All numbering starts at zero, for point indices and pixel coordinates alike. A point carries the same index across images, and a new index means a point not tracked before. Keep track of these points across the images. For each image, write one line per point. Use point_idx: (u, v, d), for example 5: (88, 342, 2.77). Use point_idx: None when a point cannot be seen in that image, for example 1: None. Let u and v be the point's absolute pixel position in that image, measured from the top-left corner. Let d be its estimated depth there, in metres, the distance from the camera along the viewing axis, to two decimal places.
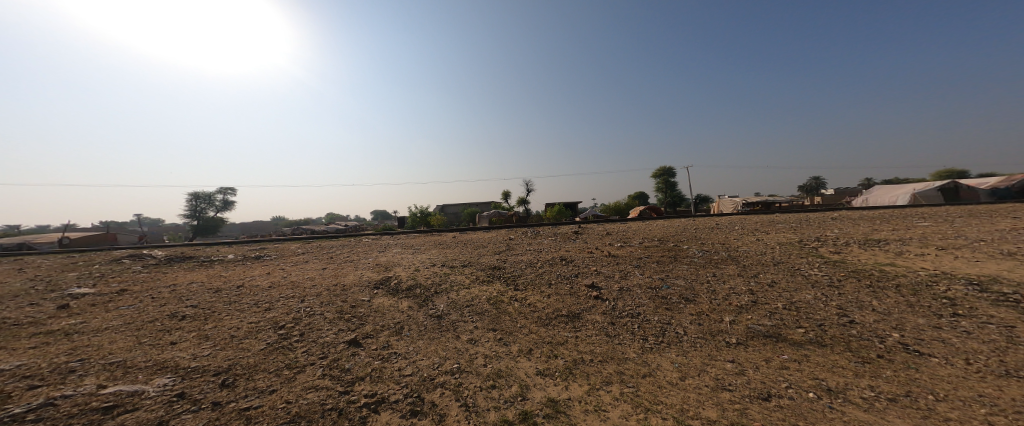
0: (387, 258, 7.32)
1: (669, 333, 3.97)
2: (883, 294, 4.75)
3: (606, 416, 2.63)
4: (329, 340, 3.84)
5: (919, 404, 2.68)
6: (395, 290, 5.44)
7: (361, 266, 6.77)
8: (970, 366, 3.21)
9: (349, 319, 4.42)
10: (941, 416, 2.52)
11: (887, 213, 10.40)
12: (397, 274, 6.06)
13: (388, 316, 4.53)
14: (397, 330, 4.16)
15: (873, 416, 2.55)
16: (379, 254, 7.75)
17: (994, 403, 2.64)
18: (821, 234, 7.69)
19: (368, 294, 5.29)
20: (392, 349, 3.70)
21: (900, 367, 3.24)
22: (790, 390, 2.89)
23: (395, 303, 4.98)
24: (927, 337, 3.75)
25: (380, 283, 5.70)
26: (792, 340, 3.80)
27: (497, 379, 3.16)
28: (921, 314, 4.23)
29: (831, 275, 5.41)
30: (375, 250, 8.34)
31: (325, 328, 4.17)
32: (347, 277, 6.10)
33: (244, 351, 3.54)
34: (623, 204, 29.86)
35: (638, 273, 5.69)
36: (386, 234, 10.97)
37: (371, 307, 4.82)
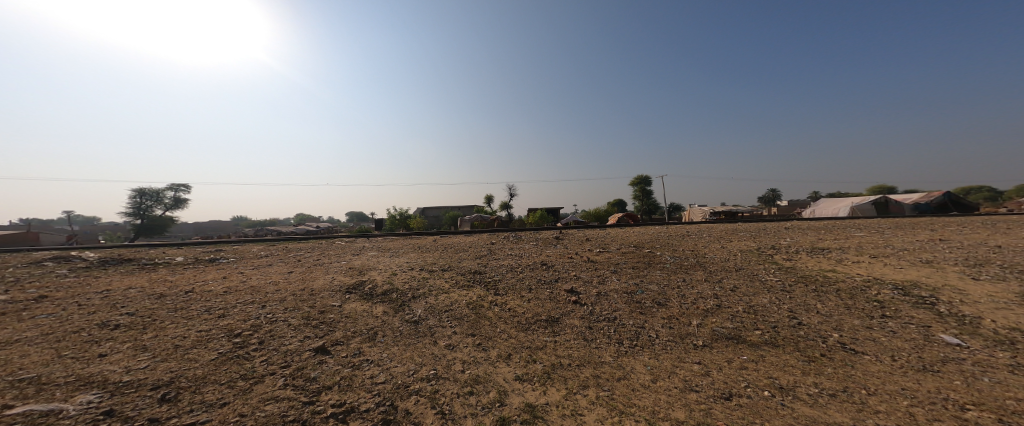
0: (362, 261, 7.04)
1: (642, 336, 4.12)
2: (827, 297, 5.24)
3: (582, 420, 2.68)
4: (293, 348, 3.62)
5: (855, 399, 2.96)
6: (370, 294, 5.23)
7: (332, 270, 6.44)
8: (898, 362, 3.61)
9: (317, 325, 4.19)
10: (873, 410, 2.80)
11: (832, 223, 11.49)
12: (372, 278, 5.84)
13: (362, 322, 4.35)
14: (370, 336, 4.00)
15: (817, 411, 2.79)
16: (353, 258, 7.42)
17: (914, 395, 3.00)
18: (777, 242, 8.34)
19: (339, 299, 5.05)
20: (363, 356, 3.55)
21: (841, 364, 3.58)
22: (748, 390, 3.10)
23: (369, 308, 4.79)
24: (863, 336, 4.17)
25: (353, 287, 5.47)
26: (750, 341, 4.08)
27: (475, 385, 3.12)
28: (858, 315, 4.70)
29: (784, 280, 5.89)
30: (349, 252, 7.99)
31: (289, 335, 3.92)
32: (316, 281, 5.78)
33: (191, 362, 3.25)
34: (603, 211, 30.90)
35: (615, 279, 5.86)
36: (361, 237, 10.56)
37: (342, 313, 4.59)
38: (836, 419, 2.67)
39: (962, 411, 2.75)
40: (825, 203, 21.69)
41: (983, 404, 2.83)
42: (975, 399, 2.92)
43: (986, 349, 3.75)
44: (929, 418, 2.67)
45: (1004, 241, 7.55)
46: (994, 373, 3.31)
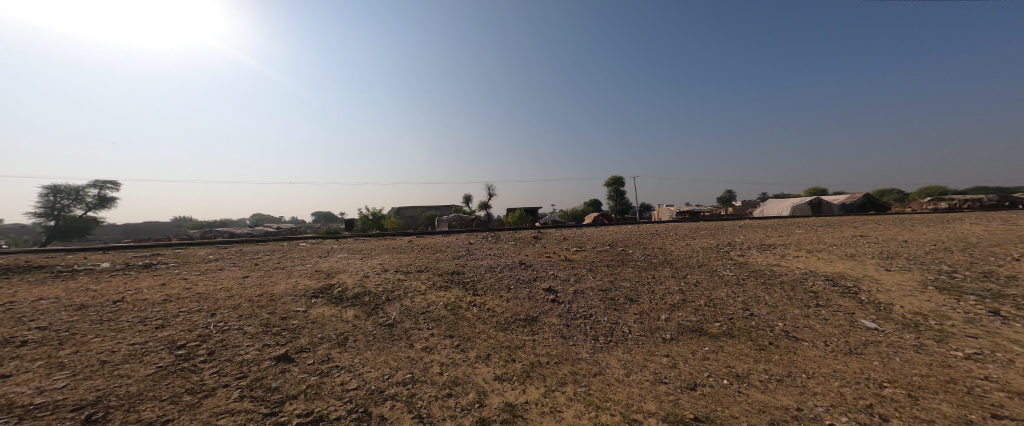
0: (330, 263, 6.67)
1: (616, 332, 4.29)
2: (775, 289, 5.78)
3: (561, 417, 2.73)
4: (250, 358, 3.34)
5: (798, 382, 3.29)
6: (339, 298, 4.97)
7: (296, 274, 6.02)
8: (831, 346, 4.07)
9: (278, 333, 3.90)
10: (812, 392, 3.13)
11: (777, 222, 12.69)
12: (341, 282, 5.54)
13: (330, 327, 4.11)
14: (340, 342, 3.80)
15: (767, 396, 3.07)
16: (320, 260, 6.99)
17: (844, 376, 3.40)
18: (732, 240, 9.05)
19: (304, 304, 4.73)
20: (332, 363, 3.36)
21: (786, 351, 3.96)
22: (710, 379, 3.33)
23: (338, 313, 4.53)
24: (805, 324, 4.64)
25: (320, 291, 5.16)
26: (711, 333, 4.38)
27: (453, 387, 3.07)
28: (801, 304, 5.23)
29: (739, 275, 6.41)
30: (315, 255, 7.52)
31: (244, 344, 3.61)
32: (277, 286, 5.36)
33: (124, 378, 2.88)
34: (578, 211, 31.79)
35: (590, 277, 6.04)
36: (328, 238, 9.97)
37: (307, 318, 4.31)
38: (783, 402, 2.95)
39: (881, 388, 3.16)
40: (773, 203, 23.84)
41: (897, 381, 3.27)
42: (890, 377, 3.36)
43: (897, 332, 4.35)
44: (856, 396, 3.04)
45: (911, 236, 8.78)
46: (906, 353, 3.84)
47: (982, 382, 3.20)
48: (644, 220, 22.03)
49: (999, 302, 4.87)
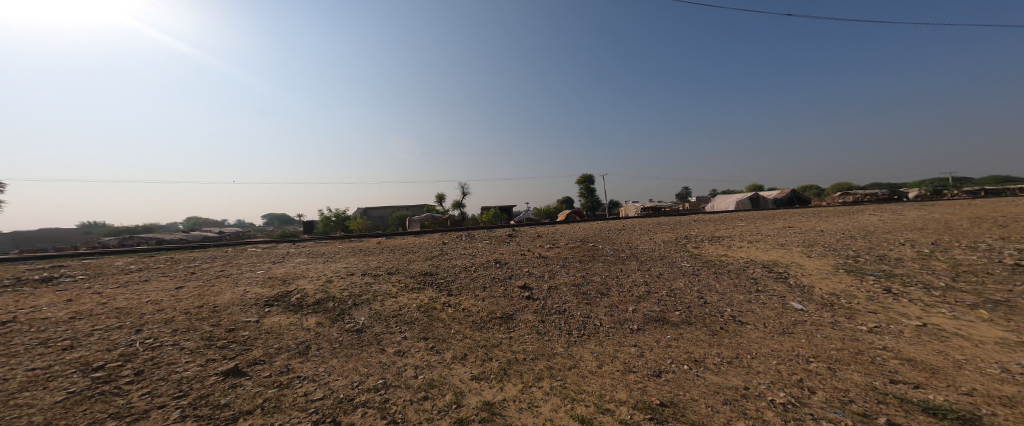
0: (286, 269, 6.15)
1: (588, 325, 4.43)
2: (726, 277, 6.33)
3: (538, 411, 2.76)
4: (191, 374, 2.97)
5: (745, 363, 3.63)
6: (298, 305, 4.59)
7: (244, 282, 5.45)
8: (768, 327, 4.55)
9: (225, 346, 3.51)
10: (755, 371, 3.48)
11: (726, 215, 13.94)
12: (300, 288, 5.13)
13: (289, 337, 3.79)
14: (301, 351, 3.51)
15: (719, 377, 3.35)
16: (273, 266, 6.41)
17: (780, 354, 3.81)
18: (689, 233, 9.78)
19: (256, 313, 4.32)
20: (292, 373, 3.09)
21: (734, 334, 4.36)
22: (673, 365, 3.57)
23: (298, 321, 4.20)
24: (752, 308, 5.14)
25: (275, 299, 4.74)
26: (672, 321, 4.69)
27: (429, 390, 2.98)
28: (749, 290, 5.78)
29: (696, 265, 6.94)
30: (267, 260, 6.88)
31: (182, 361, 3.20)
32: (221, 296, 4.82)
33: (22, 409, 2.42)
34: (551, 209, 32.65)
35: (563, 273, 6.18)
36: (283, 242, 9.20)
37: (260, 329, 3.94)
38: (733, 382, 3.24)
39: (810, 362, 3.60)
40: (722, 198, 26.15)
41: (822, 355, 3.74)
42: (819, 351, 3.84)
43: (818, 311, 4.99)
44: (789, 372, 3.43)
45: (826, 226, 10.12)
46: (832, 330, 4.40)
47: (881, 352, 3.78)
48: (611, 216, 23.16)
49: (890, 280, 5.79)
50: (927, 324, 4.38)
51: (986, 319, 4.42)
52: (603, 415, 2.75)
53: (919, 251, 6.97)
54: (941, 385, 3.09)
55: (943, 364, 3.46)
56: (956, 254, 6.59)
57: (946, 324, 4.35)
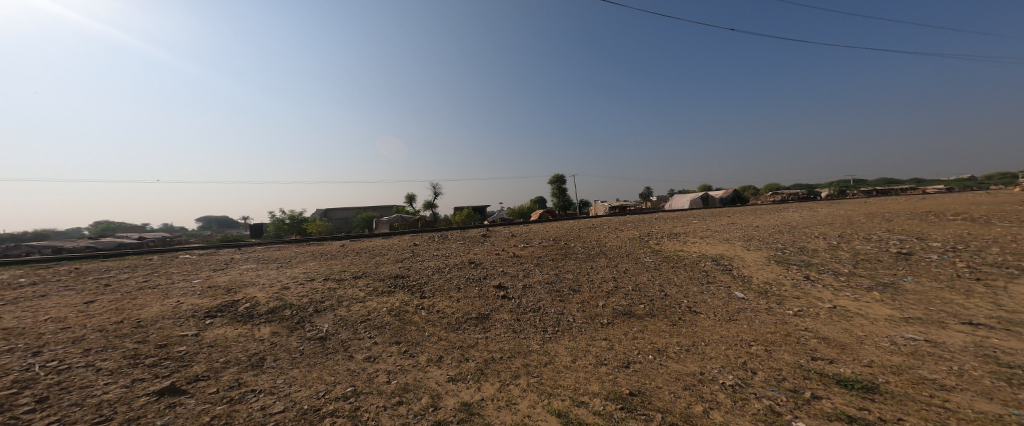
0: (231, 277, 5.56)
1: (562, 321, 4.51)
2: (687, 271, 6.79)
3: (517, 409, 2.76)
4: (116, 397, 2.57)
5: (703, 350, 3.92)
6: (246, 316, 4.18)
7: (177, 293, 4.83)
8: (721, 316, 4.94)
9: (158, 363, 3.09)
10: (709, 356, 3.76)
11: (685, 213, 14.98)
12: (249, 297, 4.67)
13: (237, 349, 3.43)
14: (254, 363, 3.19)
15: (679, 365, 3.58)
16: (214, 274, 5.76)
17: (731, 340, 4.16)
18: (653, 230, 10.37)
19: (195, 327, 3.85)
20: (245, 387, 2.80)
21: (691, 323, 4.68)
22: (641, 356, 3.75)
23: (248, 332, 3.81)
24: (709, 299, 5.55)
25: (218, 310, 4.26)
26: (639, 314, 4.93)
27: (404, 394, 2.85)
28: (706, 282, 6.25)
29: (660, 260, 7.36)
30: (207, 268, 6.17)
31: (100, 383, 2.75)
32: (147, 309, 4.22)
33: None
34: (525, 208, 33.00)
35: (537, 271, 6.24)
36: (225, 247, 8.31)
37: (201, 343, 3.52)
38: (692, 369, 3.48)
39: (758, 345, 3.97)
40: (679, 196, 28.02)
41: (769, 338, 4.14)
42: (766, 335, 4.24)
43: (756, 298, 5.52)
44: (740, 355, 3.75)
45: (760, 222, 11.27)
46: (776, 314, 4.88)
47: (804, 332, 4.27)
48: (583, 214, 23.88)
49: (809, 269, 6.58)
50: (836, 306, 5.05)
51: (877, 299, 5.19)
52: (578, 407, 2.81)
53: (831, 243, 8.01)
54: (856, 359, 3.56)
55: (857, 340, 3.99)
56: (857, 245, 7.68)
57: (849, 305, 5.04)
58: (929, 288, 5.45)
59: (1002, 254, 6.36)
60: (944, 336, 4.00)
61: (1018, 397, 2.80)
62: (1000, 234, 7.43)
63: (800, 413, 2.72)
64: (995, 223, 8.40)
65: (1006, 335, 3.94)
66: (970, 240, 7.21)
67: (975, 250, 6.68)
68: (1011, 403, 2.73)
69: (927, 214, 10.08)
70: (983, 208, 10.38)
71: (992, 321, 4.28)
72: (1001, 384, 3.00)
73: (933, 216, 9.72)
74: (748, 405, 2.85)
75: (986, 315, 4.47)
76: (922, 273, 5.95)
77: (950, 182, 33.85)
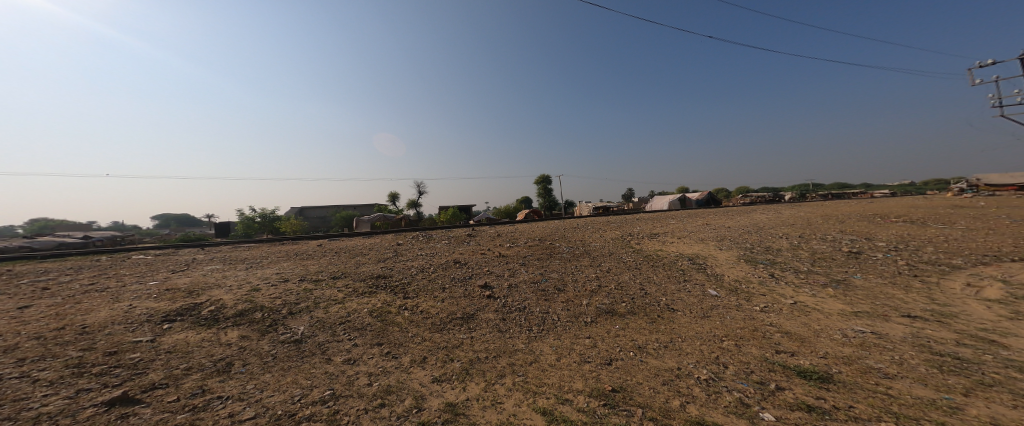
0: (193, 279, 5.21)
1: (547, 320, 4.53)
2: (667, 269, 7.00)
3: (502, 408, 2.73)
4: (58, 409, 2.34)
5: (681, 346, 4.03)
6: (212, 319, 3.93)
7: (130, 297, 4.47)
8: (699, 313, 5.11)
9: (109, 371, 2.84)
10: (686, 352, 3.87)
11: (664, 214, 15.44)
12: (215, 299, 4.39)
13: (201, 354, 3.21)
14: (220, 369, 3.00)
15: (659, 361, 3.66)
16: (173, 276, 5.37)
17: (708, 336, 4.30)
18: (635, 230, 10.62)
19: (151, 332, 3.57)
20: (210, 394, 2.62)
21: (671, 320, 4.81)
22: (623, 353, 3.81)
23: (213, 336, 3.58)
24: (688, 296, 5.73)
25: (178, 314, 3.98)
26: (621, 312, 5.02)
27: (386, 396, 2.77)
28: (685, 280, 6.45)
29: (642, 260, 7.54)
30: (166, 270, 5.76)
31: (38, 394, 2.50)
32: (94, 315, 3.88)
33: None
34: (510, 208, 33.05)
35: (523, 271, 6.24)
36: (188, 247, 7.79)
37: (158, 348, 3.27)
38: (672, 364, 3.57)
39: (733, 340, 4.13)
40: (659, 198, 28.85)
41: (743, 333, 4.31)
42: (741, 330, 4.42)
43: (728, 295, 5.75)
44: (716, 350, 3.89)
45: (734, 223, 11.79)
46: (750, 311, 5.10)
47: (770, 327, 4.49)
48: (567, 215, 24.16)
49: (774, 267, 6.95)
50: (797, 301, 5.35)
51: (835, 295, 5.54)
52: (563, 405, 2.81)
53: (792, 242, 8.51)
54: (822, 351, 3.76)
55: (823, 334, 4.23)
56: (815, 244, 8.20)
57: (816, 301, 5.34)
58: (875, 283, 5.90)
59: (936, 253, 6.99)
60: (888, 328, 4.32)
61: (949, 383, 3.06)
62: (935, 235, 8.19)
63: (773, 404, 2.84)
64: (930, 225, 9.26)
65: (938, 327, 4.32)
66: (910, 241, 7.89)
67: (915, 249, 7.30)
68: (944, 388, 2.97)
69: (874, 216, 10.95)
70: (925, 211, 11.36)
71: (927, 314, 4.69)
72: (934, 371, 3.27)
73: (879, 218, 10.59)
74: (721, 398, 2.95)
75: (923, 308, 4.89)
76: (869, 270, 6.44)
77: (896, 187, 36.88)
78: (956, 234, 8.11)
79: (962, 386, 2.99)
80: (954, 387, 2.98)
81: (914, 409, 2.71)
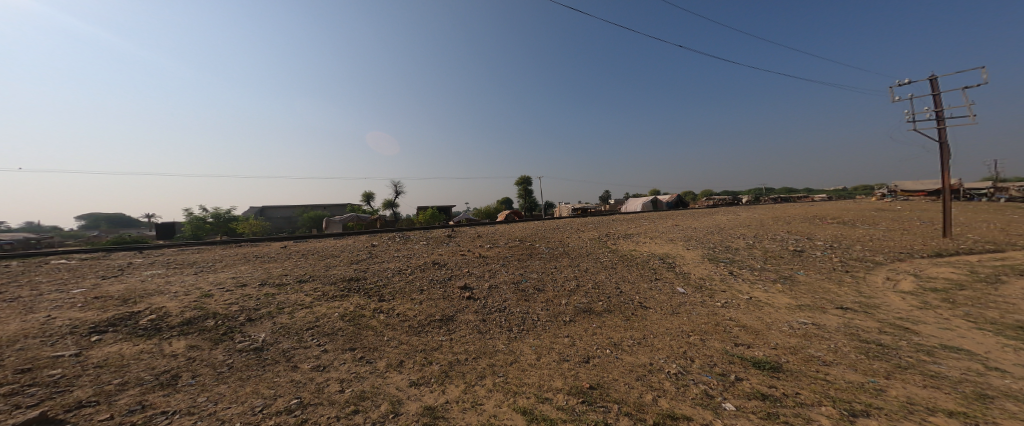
0: (130, 286, 4.71)
1: (527, 320, 4.54)
2: (642, 269, 7.24)
3: (483, 409, 2.70)
4: None
5: (653, 342, 4.18)
6: (155, 328, 3.58)
7: (49, 306, 3.94)
8: (670, 310, 5.32)
9: (22, 389, 2.49)
10: (656, 348, 4.02)
11: (639, 216, 16.00)
12: (158, 308, 4.00)
13: (142, 367, 2.91)
14: (165, 382, 2.73)
15: (633, 357, 3.78)
16: (105, 284, 4.82)
17: (678, 332, 4.49)
18: (611, 231, 10.91)
19: (76, 344, 3.17)
20: (152, 411, 2.38)
21: (644, 318, 4.97)
22: (600, 351, 3.89)
23: (156, 347, 3.26)
24: (662, 294, 5.96)
25: (112, 324, 3.57)
26: (598, 311, 5.12)
27: (360, 402, 2.66)
28: (659, 279, 6.70)
29: (619, 259, 7.76)
30: (98, 276, 5.16)
31: None
32: (3, 327, 3.38)
33: None
34: (491, 209, 33.00)
35: (503, 271, 6.23)
36: (122, 250, 7.00)
37: (85, 362, 2.90)
38: (644, 360, 3.70)
39: (703, 335, 4.33)
40: (632, 200, 29.76)
41: (712, 328, 4.54)
42: (710, 325, 4.64)
43: (693, 292, 6.04)
44: (686, 345, 4.06)
45: (702, 224, 12.42)
46: (718, 306, 5.37)
47: (729, 321, 4.76)
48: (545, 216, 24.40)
49: (733, 265, 7.39)
50: (752, 297, 5.72)
51: (792, 290, 5.97)
52: (543, 404, 2.83)
53: (747, 242, 9.12)
54: (781, 343, 4.03)
55: (782, 326, 4.54)
56: (766, 243, 8.85)
57: (776, 296, 5.72)
58: (822, 278, 6.43)
59: (873, 250, 7.77)
60: (825, 319, 4.73)
61: (874, 367, 3.39)
62: (864, 235, 9.12)
63: (738, 394, 3.00)
64: (865, 225, 10.30)
65: (863, 317, 4.79)
66: (843, 239, 8.73)
67: (846, 247, 8.09)
68: (869, 373, 3.29)
69: (816, 217, 12.01)
70: (866, 213, 12.58)
71: (866, 305, 5.18)
72: (869, 357, 3.60)
73: (828, 219, 11.59)
74: (688, 390, 3.08)
75: (859, 300, 5.39)
76: (821, 267, 7.00)
77: (835, 192, 40.75)
78: (878, 234, 9.10)
79: (884, 370, 3.32)
80: (878, 371, 3.30)
81: (847, 392, 2.96)
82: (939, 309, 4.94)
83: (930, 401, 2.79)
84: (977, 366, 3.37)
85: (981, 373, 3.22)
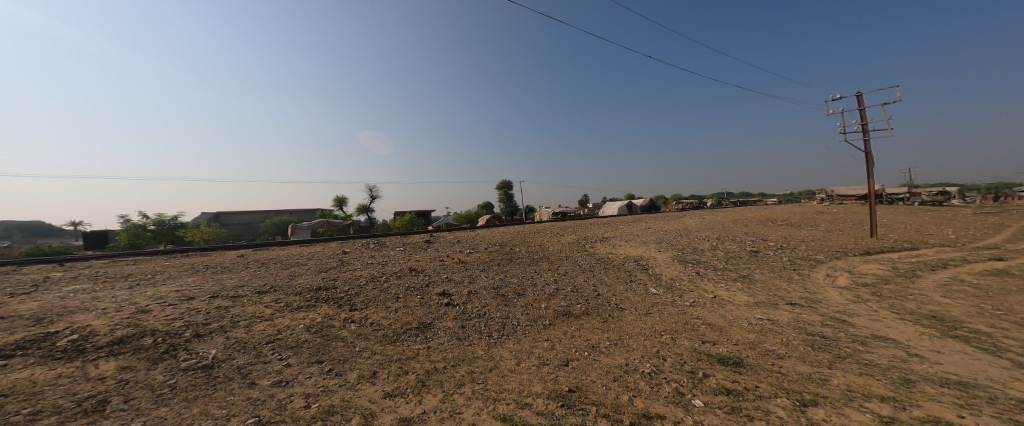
0: (50, 303, 4.12)
1: (506, 326, 4.44)
2: (620, 271, 7.35)
3: (461, 418, 2.57)
4: None
5: (632, 343, 4.21)
6: (80, 350, 3.14)
7: None
8: (647, 311, 5.40)
9: None
10: (633, 348, 4.04)
11: (616, 219, 16.38)
12: (83, 327, 3.52)
13: (61, 393, 2.52)
14: (92, 408, 2.38)
15: (611, 358, 3.78)
16: (16, 302, 4.18)
17: (656, 332, 4.55)
18: (589, 235, 11.05)
19: None
20: None
21: (622, 320, 5.01)
22: (579, 353, 3.86)
23: (79, 370, 2.84)
24: (640, 296, 6.06)
25: (22, 348, 3.08)
26: (578, 314, 5.11)
27: (328, 418, 2.45)
28: (637, 281, 6.81)
29: (597, 263, 7.83)
30: (8, 294, 4.47)
31: None
32: None
33: None
34: (471, 213, 32.57)
35: (483, 276, 6.10)
36: (40, 265, 6.13)
37: None
38: (622, 361, 3.71)
39: (680, 335, 4.42)
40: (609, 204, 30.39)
41: (687, 328, 4.65)
42: (686, 325, 4.75)
43: (666, 293, 6.19)
44: (664, 345, 4.11)
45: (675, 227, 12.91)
46: (692, 306, 5.52)
47: (699, 320, 4.90)
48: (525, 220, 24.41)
49: (706, 266, 7.66)
50: (724, 296, 5.94)
51: (759, 288, 6.27)
52: (523, 409, 2.73)
53: (716, 243, 9.54)
54: (751, 339, 4.19)
55: (751, 323, 4.73)
56: (732, 245, 9.29)
57: (745, 294, 5.99)
58: (786, 276, 6.82)
59: (828, 249, 8.39)
60: (783, 315, 4.99)
61: (828, 358, 3.60)
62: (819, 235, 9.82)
63: (714, 390, 3.06)
64: (819, 226, 11.14)
65: (815, 311, 5.10)
66: (798, 240, 9.34)
67: (803, 247, 8.65)
68: (824, 363, 3.48)
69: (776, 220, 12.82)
70: (817, 214, 13.67)
71: (824, 301, 5.52)
72: (830, 349, 3.82)
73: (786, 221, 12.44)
74: (663, 389, 3.11)
75: (819, 296, 5.75)
76: (784, 265, 7.43)
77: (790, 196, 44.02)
78: (830, 234, 9.84)
79: (836, 360, 3.53)
80: (837, 361, 3.50)
81: (812, 383, 3.10)
82: (883, 301, 5.37)
83: (872, 387, 2.97)
84: (909, 353, 3.66)
85: (912, 359, 3.50)
